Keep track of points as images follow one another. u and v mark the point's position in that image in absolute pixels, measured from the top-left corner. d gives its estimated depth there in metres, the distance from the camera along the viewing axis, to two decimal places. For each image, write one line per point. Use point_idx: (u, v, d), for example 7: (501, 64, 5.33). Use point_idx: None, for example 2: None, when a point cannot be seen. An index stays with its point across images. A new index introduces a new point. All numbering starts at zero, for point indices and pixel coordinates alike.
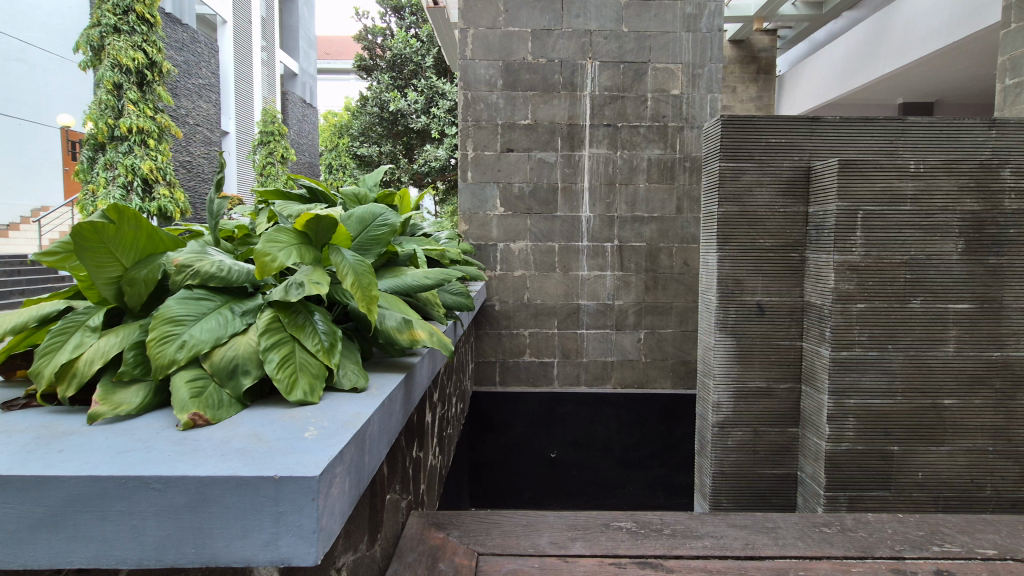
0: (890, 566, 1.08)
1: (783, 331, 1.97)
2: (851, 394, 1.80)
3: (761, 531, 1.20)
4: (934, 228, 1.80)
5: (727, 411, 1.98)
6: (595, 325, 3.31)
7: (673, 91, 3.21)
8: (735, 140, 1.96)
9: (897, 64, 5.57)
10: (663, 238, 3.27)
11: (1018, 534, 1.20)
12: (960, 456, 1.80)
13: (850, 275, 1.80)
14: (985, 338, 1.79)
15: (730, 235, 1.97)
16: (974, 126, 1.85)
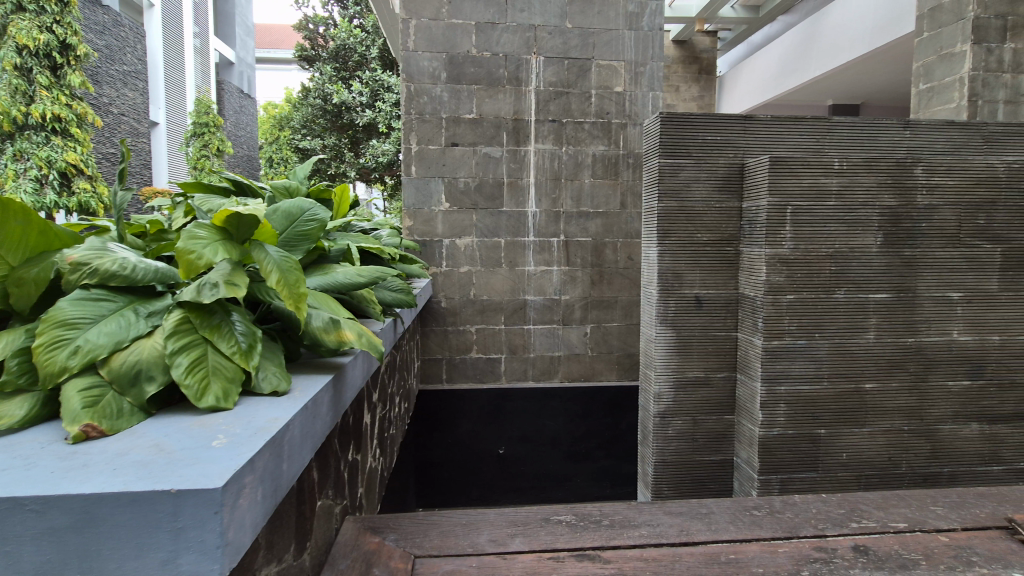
0: (812, 544, 1.14)
1: (720, 322, 2.04)
2: (781, 381, 1.89)
3: (695, 517, 1.24)
4: (856, 222, 1.90)
5: (668, 401, 2.03)
6: (542, 320, 3.33)
7: (616, 88, 3.25)
8: (673, 137, 2.01)
9: (827, 67, 5.88)
10: (609, 232, 3.32)
11: (926, 507, 1.29)
12: (880, 436, 1.92)
13: (780, 268, 1.88)
14: (901, 326, 1.92)
15: (670, 229, 2.02)
16: (891, 127, 2.00)
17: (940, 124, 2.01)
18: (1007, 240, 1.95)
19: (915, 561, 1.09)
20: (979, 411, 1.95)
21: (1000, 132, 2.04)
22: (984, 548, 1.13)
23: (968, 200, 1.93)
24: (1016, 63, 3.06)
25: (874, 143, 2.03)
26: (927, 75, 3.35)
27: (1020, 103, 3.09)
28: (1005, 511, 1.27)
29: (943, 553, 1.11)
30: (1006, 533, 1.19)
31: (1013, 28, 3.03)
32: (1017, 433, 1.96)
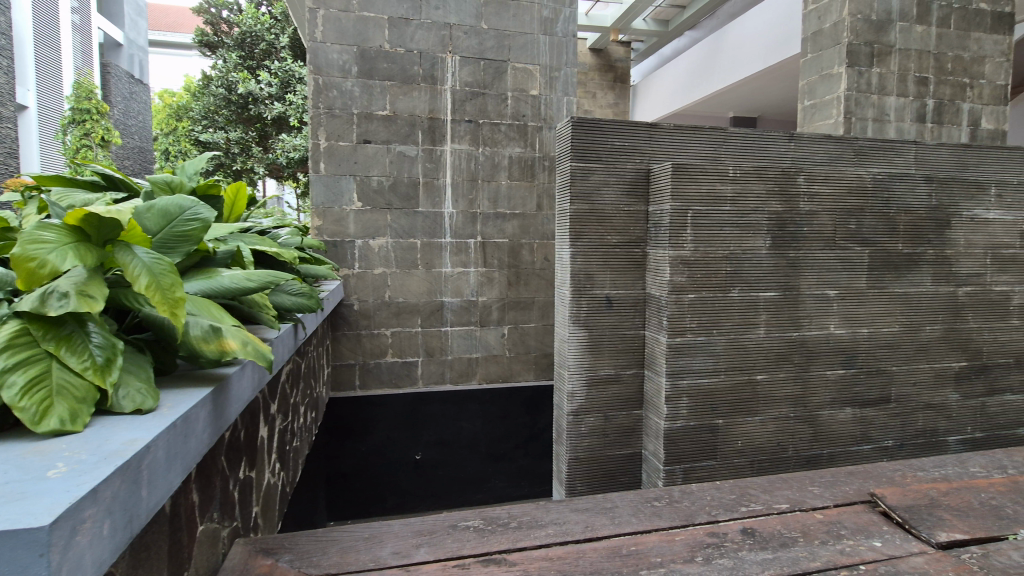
0: (706, 530, 1.21)
1: (629, 321, 2.12)
2: (684, 375, 1.99)
3: (600, 513, 1.27)
4: (748, 226, 2.05)
5: (580, 399, 2.08)
6: (460, 322, 3.31)
7: (532, 91, 3.30)
8: (584, 142, 2.06)
9: (728, 81, 6.32)
10: (526, 234, 3.36)
11: (805, 488, 1.41)
12: (770, 423, 2.08)
13: (682, 268, 1.99)
14: (787, 322, 2.09)
15: (581, 231, 2.07)
16: (777, 138, 2.17)
17: (819, 137, 2.21)
18: (873, 242, 2.19)
19: (794, 538, 1.18)
20: (852, 397, 2.17)
21: (867, 147, 2.27)
22: (851, 521, 1.25)
23: (842, 206, 2.15)
24: (881, 86, 3.44)
25: (763, 153, 2.19)
26: (811, 92, 3.68)
27: (885, 121, 3.48)
28: (869, 486, 1.41)
29: (817, 529, 1.22)
30: (869, 506, 1.32)
31: (878, 54, 3.41)
32: (882, 414, 2.21)
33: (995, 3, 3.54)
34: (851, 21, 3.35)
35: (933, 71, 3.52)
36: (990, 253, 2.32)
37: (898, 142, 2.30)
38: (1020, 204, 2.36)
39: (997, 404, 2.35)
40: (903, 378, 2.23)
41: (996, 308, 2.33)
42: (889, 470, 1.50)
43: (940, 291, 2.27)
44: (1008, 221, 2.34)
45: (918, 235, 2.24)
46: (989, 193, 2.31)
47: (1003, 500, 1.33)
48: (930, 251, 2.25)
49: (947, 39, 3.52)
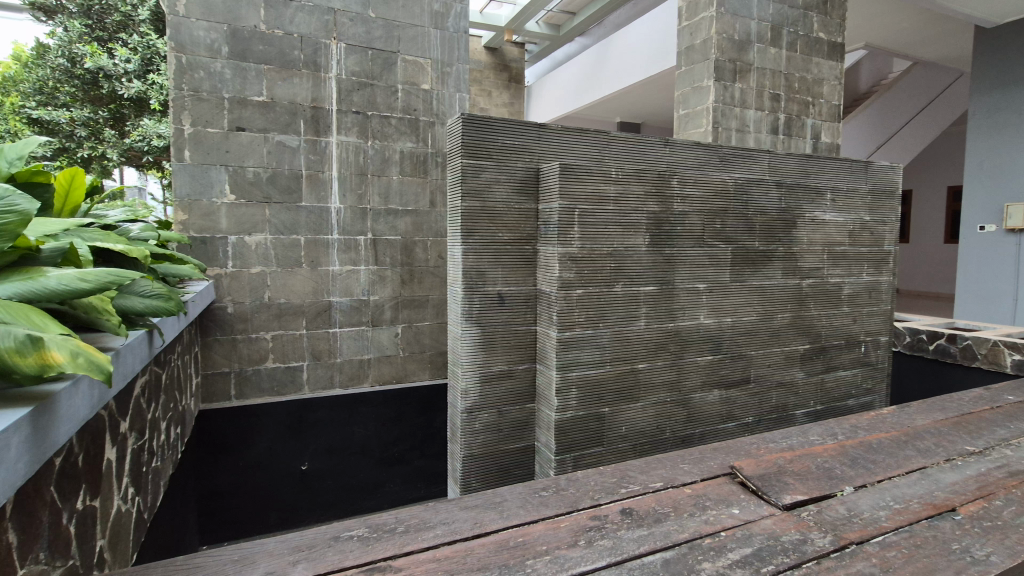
0: (589, 514, 1.27)
1: (521, 317, 2.16)
2: (573, 367, 2.08)
3: (489, 508, 1.28)
4: (629, 225, 2.19)
5: (474, 396, 2.08)
6: (350, 322, 3.17)
7: (423, 85, 3.25)
8: (474, 139, 2.05)
9: (615, 87, 6.69)
10: (419, 231, 3.30)
11: (677, 465, 1.53)
12: (650, 408, 2.24)
13: (570, 265, 2.06)
14: (663, 313, 2.26)
15: (473, 228, 2.07)
16: (654, 143, 2.33)
17: (690, 144, 2.41)
18: (735, 240, 2.44)
19: (666, 513, 1.28)
20: (719, 379, 2.41)
21: (730, 154, 2.51)
22: (714, 493, 1.38)
23: (709, 208, 2.37)
24: (742, 99, 3.83)
25: (642, 157, 2.34)
26: (685, 102, 4.01)
27: (746, 132, 3.88)
28: (729, 459, 1.56)
29: (686, 503, 1.33)
30: (730, 477, 1.47)
31: (740, 71, 3.79)
32: (744, 394, 2.47)
33: (830, 33, 4.08)
34: (718, 39, 3.70)
35: (784, 89, 3.98)
36: (826, 250, 2.69)
37: (755, 151, 2.56)
38: (848, 208, 2.75)
39: (833, 379, 2.73)
40: (760, 361, 2.51)
41: (831, 297, 2.70)
42: (746, 445, 1.67)
43: (788, 283, 2.58)
44: (840, 222, 2.72)
45: (771, 234, 2.53)
46: (825, 198, 2.67)
47: (833, 462, 1.54)
48: (780, 248, 2.56)
49: (794, 61, 4.00)
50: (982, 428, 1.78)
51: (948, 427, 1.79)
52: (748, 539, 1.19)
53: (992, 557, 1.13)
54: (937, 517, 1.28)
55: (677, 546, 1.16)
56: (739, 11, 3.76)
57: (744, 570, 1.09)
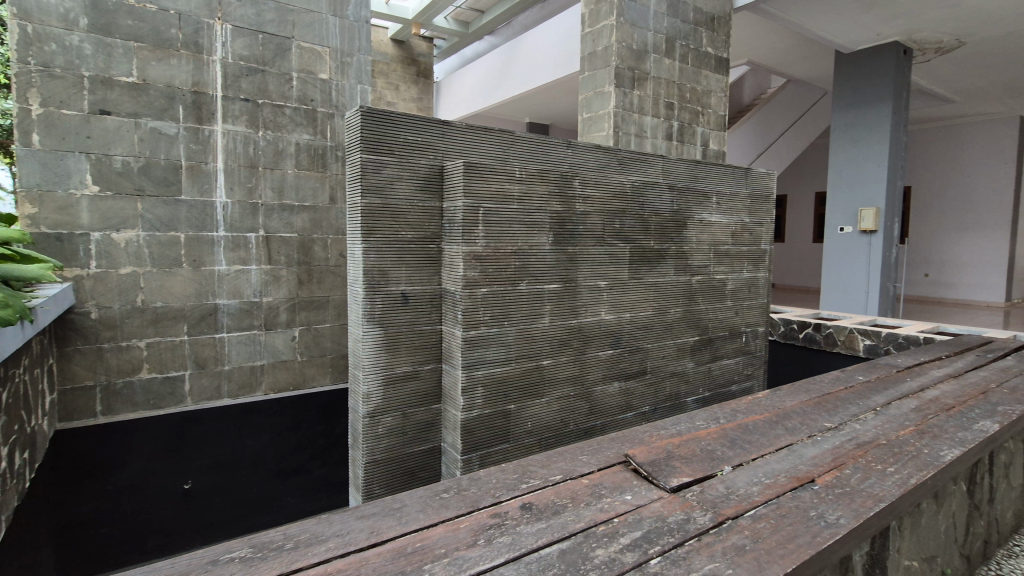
0: (489, 512, 1.27)
1: (425, 316, 2.13)
2: (478, 366, 2.08)
3: (387, 515, 1.25)
4: (533, 224, 2.23)
5: (376, 400, 2.01)
6: (239, 326, 3.22)
7: (321, 74, 3.38)
8: (375, 134, 1.98)
9: (523, 88, 6.79)
10: (318, 228, 3.44)
11: (576, 457, 1.58)
12: (555, 403, 2.30)
13: (475, 263, 2.06)
14: (566, 310, 2.34)
15: (374, 226, 1.99)
16: (556, 144, 2.40)
17: (591, 147, 2.50)
18: (632, 239, 2.57)
19: (564, 505, 1.32)
20: (619, 372, 2.53)
21: (628, 156, 2.64)
22: (609, 481, 1.45)
23: (608, 208, 2.47)
24: (640, 106, 4.05)
25: (544, 157, 2.39)
26: (588, 106, 4.15)
27: (644, 137, 4.11)
28: (624, 448, 1.64)
29: (583, 493, 1.38)
30: (624, 465, 1.54)
31: (638, 79, 4.00)
32: (641, 385, 2.61)
33: (717, 48, 4.40)
34: (618, 47, 3.87)
35: (677, 98, 4.26)
36: (713, 249, 2.91)
37: (650, 155, 2.71)
38: (732, 210, 3.01)
39: (718, 367, 2.97)
40: (655, 353, 2.67)
41: (717, 292, 2.94)
42: (640, 433, 1.77)
43: (680, 279, 2.77)
44: (724, 223, 2.97)
45: (664, 234, 2.69)
46: (711, 201, 2.90)
47: (715, 445, 1.67)
48: (673, 247, 2.73)
49: (686, 73, 4.29)
50: (838, 406, 2.02)
51: (811, 407, 2.02)
52: (638, 523, 1.26)
53: (841, 520, 1.28)
54: (799, 488, 1.44)
55: (573, 536, 1.20)
56: (637, 21, 3.96)
57: (633, 553, 1.14)
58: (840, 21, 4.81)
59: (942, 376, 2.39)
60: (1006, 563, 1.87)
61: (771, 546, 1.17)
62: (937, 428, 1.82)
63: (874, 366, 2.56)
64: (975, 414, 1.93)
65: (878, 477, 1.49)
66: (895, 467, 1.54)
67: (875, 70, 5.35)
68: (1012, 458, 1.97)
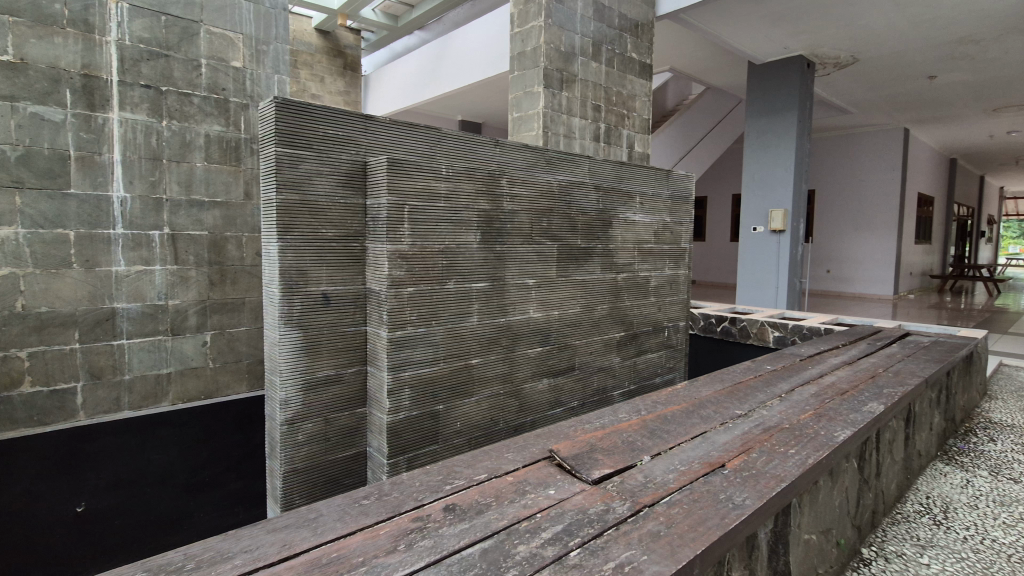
0: (411, 516, 1.25)
1: (348, 317, 2.06)
2: (405, 367, 2.04)
3: (301, 526, 1.19)
4: (460, 222, 2.22)
5: (295, 406, 1.92)
6: (139, 332, 3.14)
7: (233, 62, 3.36)
8: (291, 127, 1.88)
9: (454, 85, 6.73)
10: (231, 226, 3.43)
11: (502, 455, 1.59)
12: (484, 402, 2.30)
13: (400, 262, 2.02)
14: (495, 308, 2.34)
15: (291, 224, 1.89)
16: (484, 143, 2.38)
17: (519, 146, 2.49)
18: (560, 238, 2.62)
19: (488, 504, 1.31)
20: (548, 369, 2.56)
21: (555, 156, 2.66)
22: (534, 477, 1.46)
23: (535, 207, 2.51)
24: (568, 107, 4.12)
25: (472, 155, 2.37)
26: (518, 106, 4.18)
27: (572, 138, 4.20)
28: (549, 443, 1.66)
29: (508, 490, 1.38)
30: (549, 460, 1.57)
31: (566, 80, 4.08)
32: (569, 381, 2.66)
33: (642, 54, 4.55)
34: (546, 48, 3.93)
35: (603, 101, 4.38)
36: (637, 247, 3.02)
37: (577, 155, 2.75)
38: (654, 210, 3.14)
39: (643, 361, 3.09)
40: (582, 349, 2.73)
41: (641, 289, 3.05)
42: (565, 428, 1.80)
43: (606, 277, 2.85)
44: (647, 222, 3.09)
45: (590, 233, 2.76)
46: (634, 201, 3.01)
47: (636, 436, 1.73)
48: (599, 245, 2.81)
49: (612, 77, 4.42)
50: (748, 394, 2.16)
51: (724, 396, 2.14)
52: (560, 517, 1.28)
53: (746, 501, 1.37)
54: (710, 473, 1.52)
55: (495, 534, 1.20)
56: (564, 24, 4.03)
57: (554, 546, 1.16)
58: (751, 34, 5.14)
59: (838, 364, 2.61)
60: (891, 530, 2.08)
61: (684, 530, 1.23)
62: (833, 411, 1.98)
63: (781, 356, 2.76)
64: (863, 397, 2.13)
65: (781, 459, 1.60)
66: (795, 448, 1.67)
67: (782, 81, 5.76)
68: (895, 436, 2.19)
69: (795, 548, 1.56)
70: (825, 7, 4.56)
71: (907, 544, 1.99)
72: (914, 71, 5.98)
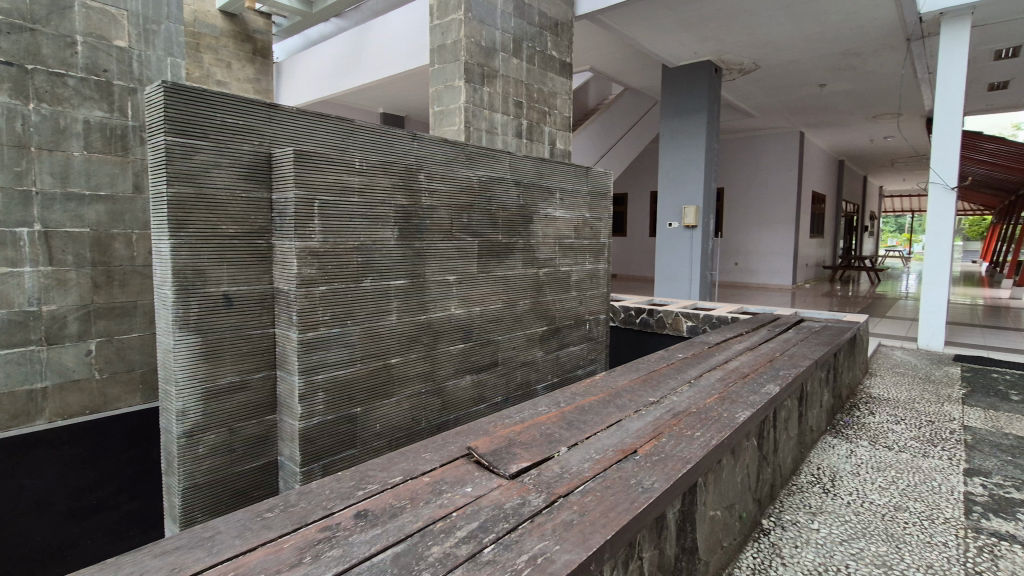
0: (319, 526, 1.19)
1: (254, 319, 1.93)
2: (318, 369, 1.95)
3: (195, 547, 1.11)
4: (376, 217, 2.14)
5: (194, 417, 1.77)
6: (8, 343, 2.94)
7: (118, 41, 3.24)
8: (182, 113, 1.73)
9: (373, 76, 6.53)
10: (118, 222, 3.29)
11: (419, 455, 1.56)
12: (405, 402, 2.25)
13: (311, 260, 1.93)
14: (415, 306, 2.30)
15: (185, 220, 1.74)
16: (402, 137, 2.27)
17: (437, 140, 2.41)
18: (480, 234, 2.61)
19: (402, 507, 1.28)
20: (470, 365, 2.55)
21: (475, 152, 2.62)
22: (451, 476, 1.44)
23: (454, 203, 2.48)
24: (490, 103, 4.11)
25: (389, 150, 2.24)
26: (439, 100, 4.10)
27: (494, 134, 4.19)
28: (467, 441, 1.65)
29: (423, 491, 1.36)
30: (467, 458, 1.56)
31: (487, 76, 4.06)
32: (492, 376, 2.66)
33: (562, 53, 4.63)
34: (466, 42, 3.89)
35: (525, 97, 4.41)
36: (558, 242, 3.08)
37: (497, 151, 2.72)
38: (573, 206, 3.20)
39: (565, 354, 3.16)
40: (505, 345, 2.75)
41: (562, 284, 3.11)
42: (485, 424, 1.79)
43: (527, 272, 2.88)
44: (567, 218, 3.16)
45: (511, 228, 2.78)
46: (554, 198, 3.06)
47: (554, 428, 1.76)
48: (520, 241, 2.84)
49: (533, 74, 4.46)
50: (660, 382, 2.26)
51: (639, 384, 2.23)
52: (476, 514, 1.27)
53: (655, 484, 1.43)
54: (623, 460, 1.57)
55: (409, 537, 1.17)
56: (485, 20, 4.01)
57: (469, 544, 1.15)
58: (663, 38, 5.38)
59: (741, 350, 2.81)
60: (787, 500, 2.27)
61: (596, 517, 1.26)
62: (735, 394, 2.13)
63: (691, 344, 2.92)
64: (762, 379, 2.31)
65: (687, 442, 1.69)
66: (701, 431, 1.77)
67: (693, 84, 6.08)
68: (790, 414, 2.39)
69: (702, 525, 1.65)
70: (729, 16, 4.86)
71: (800, 512, 2.18)
72: (807, 79, 6.54)
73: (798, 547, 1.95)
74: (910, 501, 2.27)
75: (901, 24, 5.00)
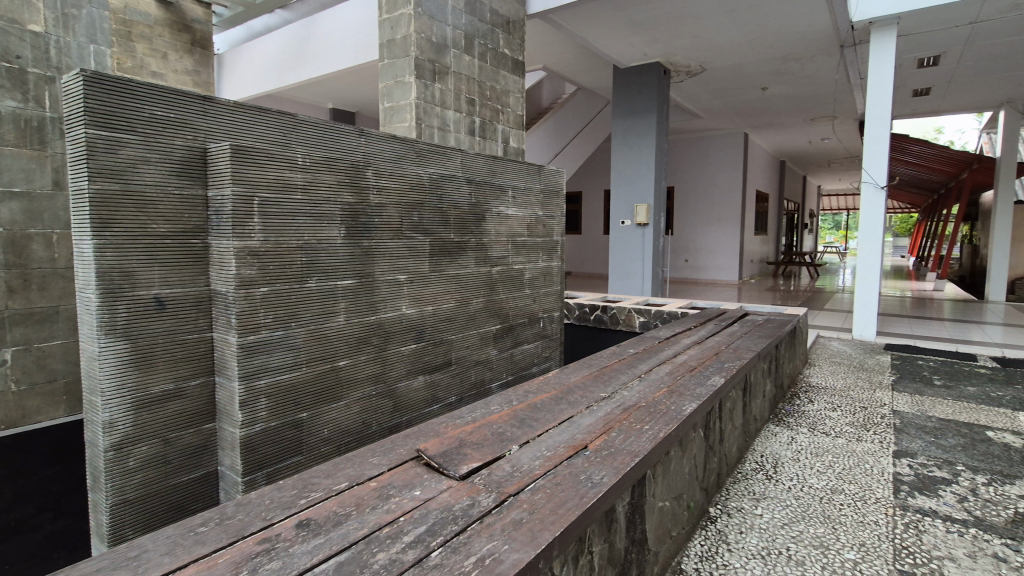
0: (257, 538, 1.14)
1: (190, 323, 1.84)
2: (260, 375, 1.87)
3: (118, 568, 1.03)
4: (321, 215, 2.07)
5: (124, 429, 1.66)
6: None
7: (33, 26, 3.14)
8: (105, 105, 1.62)
9: (321, 70, 6.34)
10: (35, 222, 3.15)
11: (365, 460, 1.52)
12: (354, 405, 2.19)
13: (251, 260, 1.84)
14: (364, 306, 2.24)
15: (111, 218, 1.63)
16: (348, 132, 2.22)
17: (385, 136, 2.35)
18: (431, 232, 2.58)
19: (347, 514, 1.24)
20: (422, 366, 2.52)
21: (425, 149, 2.58)
22: (399, 479, 1.41)
23: (405, 200, 2.44)
24: (442, 99, 3.93)
25: (335, 146, 2.19)
26: (389, 95, 3.86)
27: (446, 131, 3.98)
28: (416, 443, 1.62)
29: (369, 497, 1.32)
30: (416, 460, 1.53)
31: (438, 72, 3.88)
32: (445, 376, 2.63)
33: (514, 51, 4.60)
34: (416, 38, 3.72)
35: (477, 95, 4.21)
36: (510, 240, 3.08)
37: (449, 148, 2.69)
38: (525, 204, 3.21)
39: (519, 352, 3.16)
40: (458, 344, 2.72)
41: (516, 282, 3.11)
42: (436, 425, 1.77)
43: (480, 270, 2.87)
44: (520, 216, 3.16)
45: (463, 227, 2.76)
46: (506, 196, 3.06)
47: (505, 427, 1.75)
48: (472, 239, 2.82)
49: (485, 71, 4.31)
50: (612, 377, 2.30)
51: (590, 380, 2.26)
52: (424, 517, 1.25)
53: (604, 478, 1.44)
54: (574, 456, 1.58)
55: (353, 545, 1.13)
56: (435, 15, 3.84)
57: (415, 549, 1.13)
58: (614, 39, 5.48)
59: (690, 344, 2.89)
60: (733, 488, 2.35)
61: (545, 514, 1.26)
62: (682, 387, 2.18)
63: (642, 339, 2.99)
64: (708, 372, 2.38)
65: (636, 436, 1.72)
66: (649, 424, 1.81)
67: (643, 85, 6.22)
68: (735, 405, 2.47)
69: (650, 516, 1.68)
70: (676, 19, 4.99)
71: (745, 498, 2.27)
72: (750, 82, 6.80)
73: (743, 533, 2.02)
74: (845, 483, 2.40)
75: (835, 31, 5.28)
